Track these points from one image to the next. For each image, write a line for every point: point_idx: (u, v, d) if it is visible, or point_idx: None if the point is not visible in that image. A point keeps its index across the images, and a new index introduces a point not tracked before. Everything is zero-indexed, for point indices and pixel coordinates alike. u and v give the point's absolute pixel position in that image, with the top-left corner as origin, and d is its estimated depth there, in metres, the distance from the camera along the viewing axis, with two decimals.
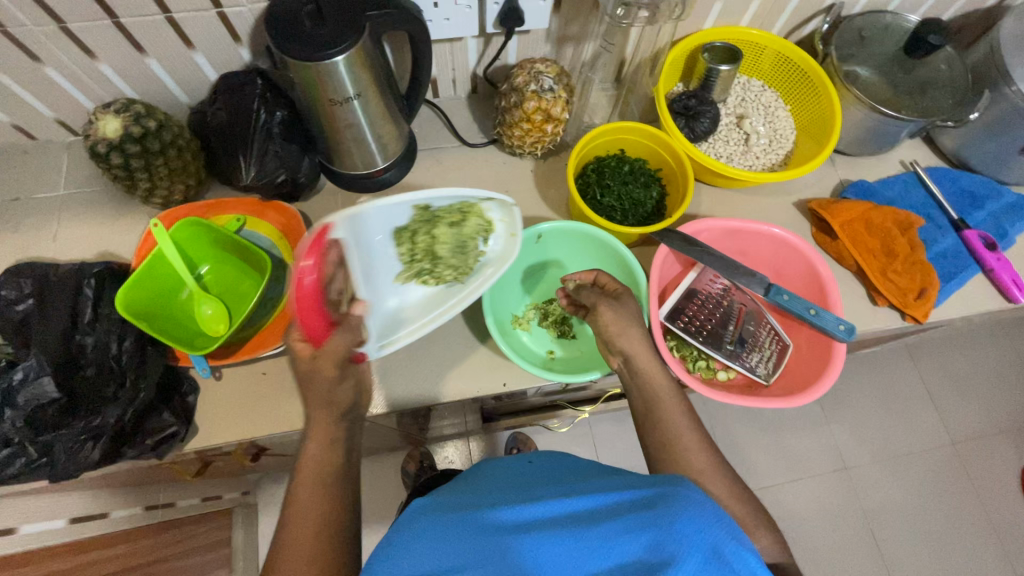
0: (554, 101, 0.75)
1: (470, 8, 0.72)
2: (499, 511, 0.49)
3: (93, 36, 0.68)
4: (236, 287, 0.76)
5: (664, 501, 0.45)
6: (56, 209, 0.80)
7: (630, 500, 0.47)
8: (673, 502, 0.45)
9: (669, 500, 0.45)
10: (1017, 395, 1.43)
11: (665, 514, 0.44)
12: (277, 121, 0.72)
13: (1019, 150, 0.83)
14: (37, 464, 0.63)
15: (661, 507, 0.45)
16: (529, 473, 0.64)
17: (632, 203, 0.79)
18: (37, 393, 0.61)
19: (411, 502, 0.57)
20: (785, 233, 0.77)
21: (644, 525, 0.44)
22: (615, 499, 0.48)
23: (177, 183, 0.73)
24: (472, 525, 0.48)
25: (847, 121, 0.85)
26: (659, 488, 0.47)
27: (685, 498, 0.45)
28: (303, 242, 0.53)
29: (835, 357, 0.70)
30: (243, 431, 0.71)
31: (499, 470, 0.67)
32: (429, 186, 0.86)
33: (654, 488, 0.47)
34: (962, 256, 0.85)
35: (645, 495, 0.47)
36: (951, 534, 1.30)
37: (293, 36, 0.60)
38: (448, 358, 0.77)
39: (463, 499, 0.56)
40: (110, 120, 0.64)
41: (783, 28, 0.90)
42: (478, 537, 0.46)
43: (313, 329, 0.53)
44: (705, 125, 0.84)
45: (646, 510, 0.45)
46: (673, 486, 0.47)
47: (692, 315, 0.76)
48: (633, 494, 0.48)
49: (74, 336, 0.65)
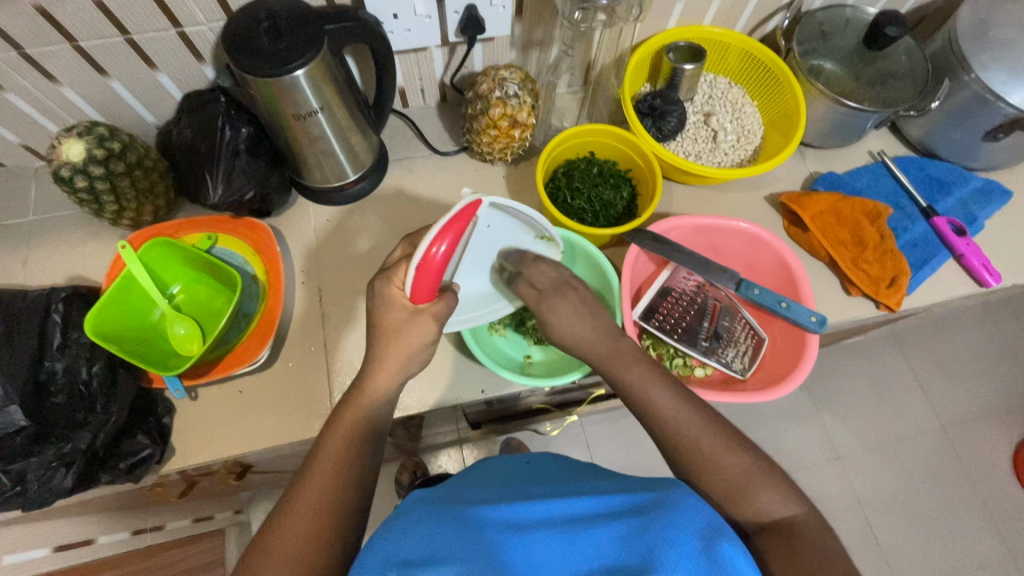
0: (520, 106, 0.75)
1: (430, 18, 0.73)
2: (492, 507, 0.49)
3: (53, 61, 0.67)
4: (210, 304, 0.76)
5: (664, 508, 0.46)
6: (26, 236, 0.79)
7: (629, 504, 0.48)
8: (669, 509, 0.46)
9: (668, 507, 0.46)
10: (1003, 376, 1.44)
11: (658, 518, 0.45)
12: (242, 138, 0.72)
13: (982, 136, 0.84)
14: (8, 494, 0.62)
15: (661, 512, 0.45)
16: (521, 473, 0.63)
17: (602, 205, 0.79)
18: (5, 422, 0.60)
19: (410, 493, 0.55)
20: (754, 227, 0.77)
21: (637, 530, 0.44)
22: (614, 502, 0.48)
23: (146, 205, 0.73)
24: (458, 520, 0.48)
25: (813, 115, 0.86)
26: (658, 495, 0.48)
27: (682, 506, 0.46)
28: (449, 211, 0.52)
29: (809, 348, 0.71)
30: (223, 449, 0.71)
31: (496, 466, 0.66)
32: (402, 197, 0.86)
33: (654, 495, 0.48)
34: (932, 243, 0.86)
35: (645, 499, 0.48)
36: (946, 517, 1.30)
37: (249, 53, 0.59)
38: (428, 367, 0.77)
39: (455, 492, 0.55)
40: (74, 143, 0.63)
41: (746, 26, 0.91)
42: (468, 530, 0.46)
43: (420, 292, 0.55)
44: (672, 123, 0.85)
45: (646, 514, 0.45)
46: (673, 493, 0.48)
47: (666, 313, 0.76)
48: (633, 498, 0.48)
49: (42, 363, 0.63)
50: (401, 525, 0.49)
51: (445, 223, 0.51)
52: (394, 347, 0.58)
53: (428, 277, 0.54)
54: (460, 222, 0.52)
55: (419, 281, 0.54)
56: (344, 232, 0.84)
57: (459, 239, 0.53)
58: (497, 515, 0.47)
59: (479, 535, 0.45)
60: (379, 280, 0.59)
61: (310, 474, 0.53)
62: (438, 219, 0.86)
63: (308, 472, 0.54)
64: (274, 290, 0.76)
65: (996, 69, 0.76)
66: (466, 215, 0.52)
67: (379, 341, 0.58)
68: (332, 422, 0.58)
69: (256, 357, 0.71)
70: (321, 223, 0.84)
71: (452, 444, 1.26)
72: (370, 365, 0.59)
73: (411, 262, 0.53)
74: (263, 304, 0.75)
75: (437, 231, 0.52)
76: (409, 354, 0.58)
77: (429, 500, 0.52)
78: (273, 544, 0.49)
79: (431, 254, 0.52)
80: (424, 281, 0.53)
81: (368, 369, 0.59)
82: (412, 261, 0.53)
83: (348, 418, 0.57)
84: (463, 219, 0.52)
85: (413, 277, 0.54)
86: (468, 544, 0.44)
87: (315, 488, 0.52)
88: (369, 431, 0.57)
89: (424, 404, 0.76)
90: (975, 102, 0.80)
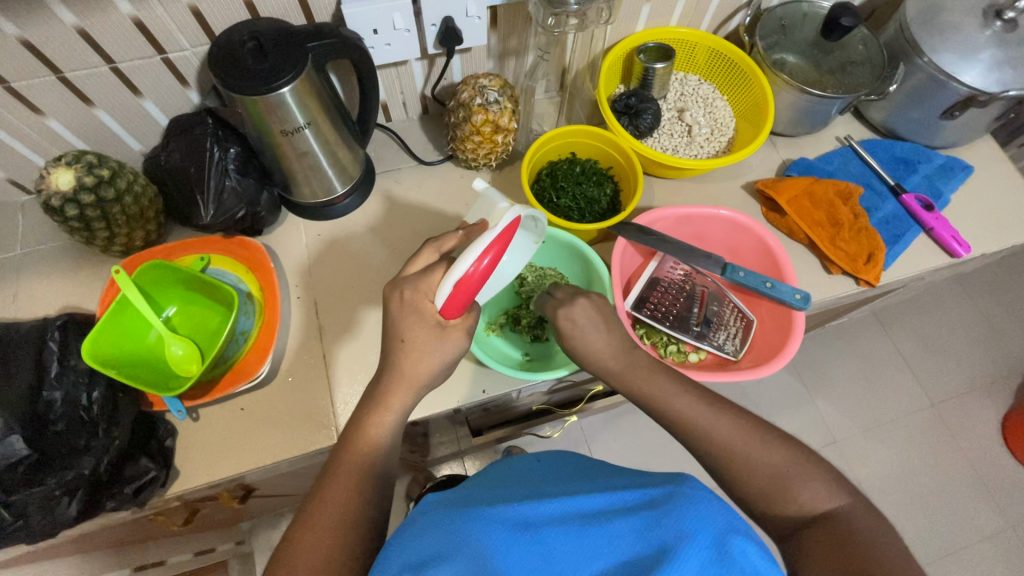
0: (501, 112, 0.78)
1: (409, 32, 0.75)
2: (507, 508, 0.49)
3: (39, 93, 0.68)
4: (206, 324, 0.76)
5: (675, 501, 0.46)
6: (14, 270, 0.79)
7: (640, 500, 0.48)
8: (681, 504, 0.46)
9: (678, 501, 0.46)
10: (983, 349, 1.49)
11: (669, 513, 0.45)
12: (231, 158, 0.72)
13: (941, 114, 0.88)
14: (9, 530, 0.60)
15: (673, 506, 0.46)
16: (536, 474, 0.63)
17: (587, 202, 0.82)
18: (6, 452, 0.59)
19: (423, 498, 0.56)
20: (733, 213, 0.80)
21: (649, 528, 0.45)
22: (626, 498, 0.49)
23: (137, 230, 0.74)
24: (477, 517, 0.48)
25: (780, 104, 0.90)
26: (671, 487, 0.48)
27: (693, 499, 0.46)
28: (491, 230, 0.56)
29: (796, 324, 0.73)
30: (228, 470, 0.70)
31: (510, 468, 0.66)
32: (391, 209, 0.88)
33: (666, 487, 0.48)
34: (904, 220, 0.90)
35: (657, 493, 0.48)
36: (944, 492, 1.33)
37: (236, 72, 0.61)
38: (444, 386, 0.77)
39: (472, 494, 0.56)
40: (64, 172, 0.64)
41: (710, 24, 0.95)
42: (485, 532, 0.47)
43: (452, 307, 0.58)
44: (648, 120, 0.88)
45: (658, 509, 0.46)
46: (685, 485, 0.48)
47: (657, 302, 0.78)
48: (645, 493, 0.49)
49: (40, 394, 0.63)
50: (419, 526, 0.50)
51: (490, 240, 0.55)
52: (407, 362, 0.59)
53: (464, 293, 0.57)
54: (503, 239, 0.56)
55: (455, 295, 0.57)
56: (335, 244, 0.85)
57: (499, 255, 0.57)
58: (514, 515, 0.48)
59: (499, 535, 0.46)
60: (412, 291, 0.59)
61: (329, 489, 0.54)
62: (427, 227, 0.87)
63: (330, 482, 0.55)
64: (270, 305, 0.77)
65: (946, 52, 0.81)
66: (508, 233, 0.57)
67: (391, 355, 0.60)
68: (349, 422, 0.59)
69: (256, 373, 0.72)
70: (312, 237, 0.85)
71: (454, 454, 1.26)
72: (383, 379, 0.60)
73: (449, 277, 0.56)
74: (260, 321, 0.76)
75: (481, 247, 0.55)
76: (412, 358, 0.59)
77: (448, 502, 0.53)
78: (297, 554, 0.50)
79: (472, 270, 0.55)
80: (461, 295, 0.57)
81: (380, 385, 0.60)
82: (452, 276, 0.56)
83: (367, 436, 0.58)
84: (505, 236, 0.56)
85: (449, 292, 0.57)
86: (485, 549, 0.45)
87: (339, 499, 0.53)
88: (381, 446, 0.58)
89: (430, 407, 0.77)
90: (931, 83, 0.84)
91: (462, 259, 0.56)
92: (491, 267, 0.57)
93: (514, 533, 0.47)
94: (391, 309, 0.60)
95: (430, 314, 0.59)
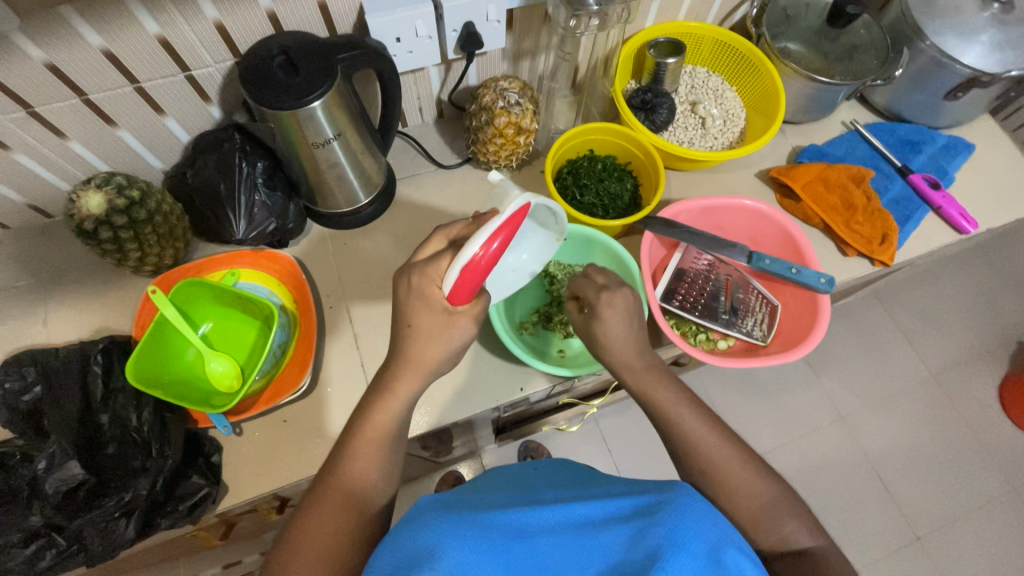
0: (523, 113, 0.79)
1: (430, 39, 0.75)
2: (501, 514, 0.48)
3: (62, 115, 0.68)
4: (242, 339, 0.76)
5: (668, 509, 0.46)
6: (41, 294, 0.78)
7: (634, 508, 0.48)
8: (673, 510, 0.46)
9: (672, 507, 0.46)
10: (980, 320, 1.53)
11: (662, 521, 0.45)
12: (260, 172, 0.74)
13: (944, 96, 0.91)
14: (69, 551, 0.62)
15: (666, 513, 0.46)
16: (526, 480, 0.62)
17: (610, 198, 0.83)
18: (65, 478, 0.60)
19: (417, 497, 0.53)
20: (757, 203, 0.82)
21: (641, 534, 0.45)
22: (620, 506, 0.49)
23: (167, 249, 0.73)
24: (473, 520, 0.47)
25: (789, 93, 0.92)
26: (663, 495, 0.48)
27: (686, 508, 0.46)
28: (498, 214, 0.55)
29: (822, 307, 0.75)
30: (273, 482, 0.71)
31: (499, 476, 0.64)
32: (414, 214, 0.88)
33: (657, 496, 0.48)
34: (913, 200, 0.93)
35: (650, 501, 0.48)
36: (950, 461, 1.38)
37: (267, 87, 0.61)
38: (451, 375, 0.79)
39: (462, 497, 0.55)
40: (93, 195, 0.63)
41: (716, 17, 0.97)
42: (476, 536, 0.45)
43: (458, 293, 0.58)
44: (663, 115, 0.90)
45: (651, 516, 0.46)
46: (677, 494, 0.48)
47: (685, 294, 0.80)
48: (640, 500, 0.49)
49: (90, 417, 0.63)
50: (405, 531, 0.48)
51: (497, 226, 0.55)
52: (421, 355, 0.60)
53: (470, 278, 0.56)
54: (510, 224, 0.56)
55: (460, 281, 0.56)
56: (360, 252, 0.85)
57: (506, 241, 0.56)
58: (508, 522, 0.48)
59: (491, 540, 0.45)
60: None
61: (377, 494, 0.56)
62: None
63: None
64: (304, 313, 0.78)
65: (948, 35, 0.83)
66: (515, 218, 0.56)
67: (441, 360, 0.61)
68: (398, 429, 0.60)
69: (298, 385, 0.72)
70: (339, 247, 0.85)
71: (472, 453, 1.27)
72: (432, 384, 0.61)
73: (457, 262, 0.55)
74: (296, 331, 0.77)
75: (489, 232, 0.55)
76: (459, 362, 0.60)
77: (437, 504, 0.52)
78: (307, 555, 0.51)
79: (480, 255, 0.55)
80: (468, 281, 0.56)
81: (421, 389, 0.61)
82: (458, 262, 0.55)
83: (387, 431, 0.59)
84: (511, 222, 0.56)
85: (455, 278, 0.56)
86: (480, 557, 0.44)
87: None
88: (390, 433, 0.59)
89: (463, 407, 0.79)
90: (934, 66, 0.87)
91: (469, 243, 0.55)
92: (499, 254, 0.57)
93: (509, 540, 0.46)
94: (438, 317, 0.61)
95: (436, 298, 0.58)
